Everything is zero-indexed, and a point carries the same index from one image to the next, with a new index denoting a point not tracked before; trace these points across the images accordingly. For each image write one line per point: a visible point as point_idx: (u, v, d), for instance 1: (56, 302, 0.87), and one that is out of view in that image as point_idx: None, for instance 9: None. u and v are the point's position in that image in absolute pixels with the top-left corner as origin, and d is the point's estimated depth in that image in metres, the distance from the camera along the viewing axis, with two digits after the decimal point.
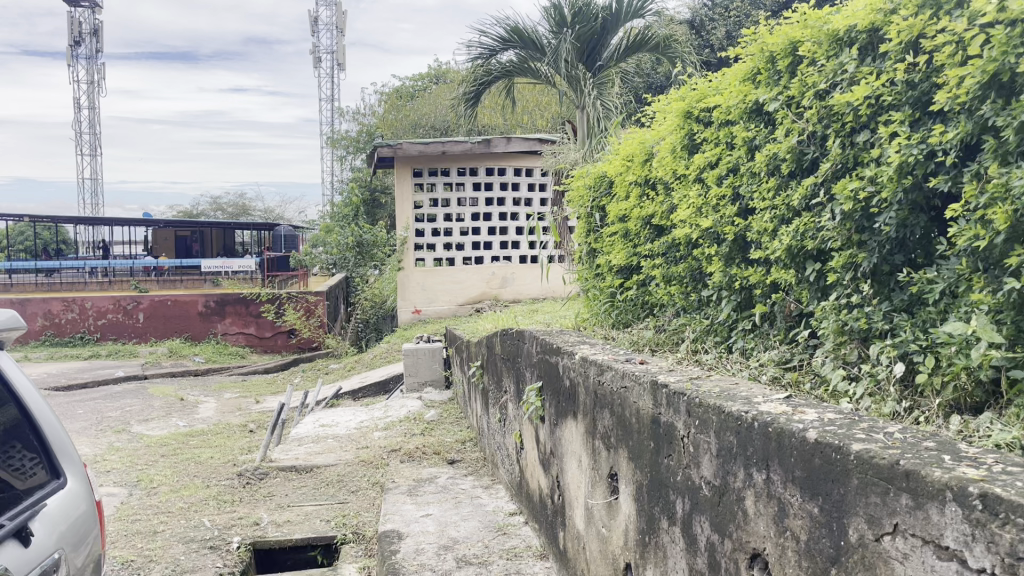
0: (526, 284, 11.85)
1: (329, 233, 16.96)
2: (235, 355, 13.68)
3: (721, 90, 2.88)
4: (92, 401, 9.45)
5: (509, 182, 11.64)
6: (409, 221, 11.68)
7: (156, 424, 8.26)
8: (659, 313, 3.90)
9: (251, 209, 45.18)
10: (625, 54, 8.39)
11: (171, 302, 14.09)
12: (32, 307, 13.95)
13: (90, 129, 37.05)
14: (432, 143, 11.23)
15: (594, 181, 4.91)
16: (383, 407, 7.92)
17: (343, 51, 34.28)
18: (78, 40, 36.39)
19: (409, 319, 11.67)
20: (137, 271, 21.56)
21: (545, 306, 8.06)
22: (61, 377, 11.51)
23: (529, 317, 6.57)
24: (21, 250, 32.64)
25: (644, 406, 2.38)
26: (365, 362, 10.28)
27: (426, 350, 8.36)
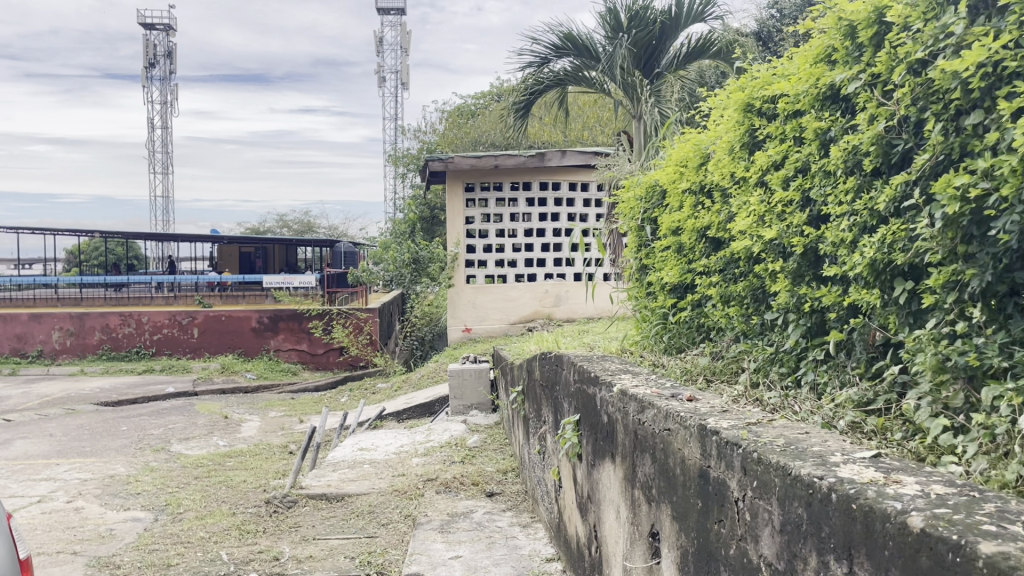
0: (580, 304, 11.50)
1: (385, 250, 16.83)
2: (287, 372, 13.54)
3: (788, 76, 2.43)
4: (138, 418, 9.34)
5: (564, 197, 11.30)
6: (460, 237, 11.37)
7: (197, 443, 8.06)
8: (717, 338, 3.45)
9: (316, 227, 45.83)
10: (685, 59, 7.95)
11: (225, 318, 14.06)
12: (91, 321, 14.08)
13: (163, 149, 38.13)
14: (485, 156, 10.94)
15: (644, 192, 4.48)
16: (426, 430, 7.57)
17: (407, 71, 34.52)
18: (154, 62, 37.57)
19: (459, 338, 11.33)
20: (199, 286, 21.80)
21: (597, 327, 7.62)
22: (113, 392, 11.50)
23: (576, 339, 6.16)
24: (95, 266, 33.56)
25: (690, 456, 1.93)
26: (412, 383, 9.96)
27: (473, 370, 8.02)
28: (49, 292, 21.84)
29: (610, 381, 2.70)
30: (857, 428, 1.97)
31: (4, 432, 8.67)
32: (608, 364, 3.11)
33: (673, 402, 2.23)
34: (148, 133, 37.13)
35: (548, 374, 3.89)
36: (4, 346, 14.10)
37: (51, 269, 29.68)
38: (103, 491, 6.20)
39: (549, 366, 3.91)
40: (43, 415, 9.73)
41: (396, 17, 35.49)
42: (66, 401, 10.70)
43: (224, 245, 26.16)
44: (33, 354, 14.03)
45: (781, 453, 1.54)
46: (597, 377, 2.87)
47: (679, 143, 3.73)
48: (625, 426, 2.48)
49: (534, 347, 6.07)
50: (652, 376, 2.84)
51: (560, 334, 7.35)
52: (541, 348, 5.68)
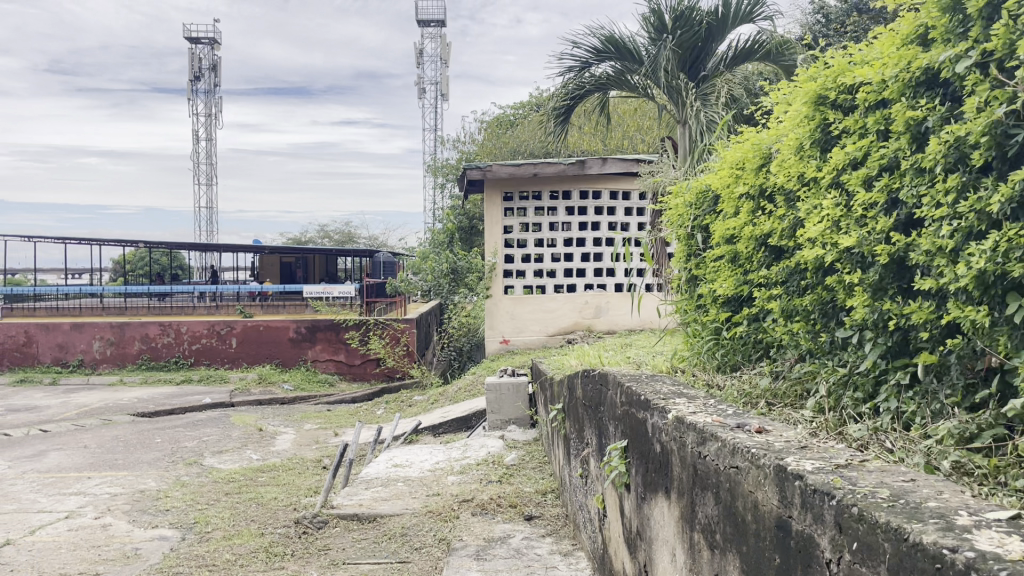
0: (622, 315, 11.14)
1: (423, 260, 16.68)
2: (323, 384, 13.41)
3: (870, 60, 2.14)
4: (173, 430, 9.24)
5: (605, 206, 11.02)
6: (498, 247, 11.13)
7: (230, 456, 7.91)
8: (779, 355, 3.15)
9: (357, 238, 46.08)
10: (733, 61, 7.61)
11: (263, 328, 14.00)
12: (131, 331, 14.13)
13: (208, 161, 38.68)
14: (524, 164, 10.71)
15: (693, 197, 4.20)
16: (462, 446, 7.32)
17: (447, 82, 34.56)
18: (199, 75, 38.19)
19: (497, 349, 11.09)
20: (239, 297, 21.87)
21: (640, 340, 7.31)
22: (150, 403, 11.46)
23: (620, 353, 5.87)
24: (140, 276, 34.03)
25: (765, 503, 1.65)
26: (449, 396, 9.72)
27: (511, 384, 7.75)
28: (93, 302, 22.09)
29: (663, 406, 2.42)
30: (961, 469, 1.68)
31: (40, 443, 8.62)
32: (659, 385, 2.82)
33: (740, 434, 1.95)
34: (194, 145, 37.68)
35: (591, 393, 3.61)
36: (46, 356, 14.20)
37: (97, 279, 30.14)
38: (133, 507, 6.06)
39: (592, 384, 3.63)
40: (80, 426, 9.68)
41: (436, 29, 35.55)
42: (103, 412, 10.67)
43: (265, 255, 26.29)
44: (74, 363, 14.10)
45: (895, 510, 1.27)
46: (648, 400, 2.59)
47: (735, 144, 3.45)
48: (682, 458, 2.20)
49: (575, 361, 5.78)
50: (709, 400, 2.55)
51: (602, 347, 7.05)
52: (582, 362, 5.40)
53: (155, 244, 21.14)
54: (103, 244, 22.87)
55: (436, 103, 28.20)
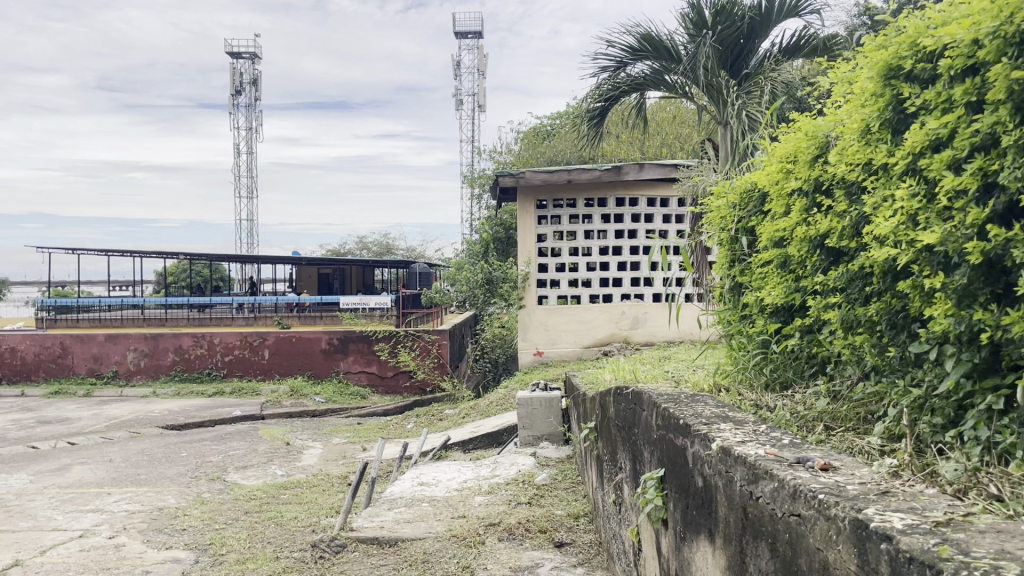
0: (660, 326, 10.70)
1: (458, 271, 16.44)
2: (355, 396, 13.17)
3: (956, 20, 1.81)
4: (199, 444, 9.05)
5: (642, 213, 10.67)
6: (532, 255, 10.80)
7: (254, 472, 7.67)
8: (839, 372, 2.78)
9: (394, 249, 46.15)
10: (778, 57, 7.22)
11: (296, 339, 13.84)
12: (164, 342, 14.06)
13: (248, 174, 39.04)
14: (558, 171, 10.40)
15: (736, 198, 3.85)
16: (491, 464, 6.98)
17: (483, 93, 34.48)
18: (239, 90, 38.63)
19: (530, 361, 10.75)
20: (275, 307, 21.84)
21: (680, 353, 6.91)
22: (180, 416, 11.31)
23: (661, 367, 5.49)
24: (181, 288, 34.34)
25: (843, 568, 1.30)
26: (480, 410, 9.40)
27: (543, 399, 7.42)
28: (132, 313, 22.21)
29: (705, 432, 2.06)
30: None
31: (65, 457, 8.47)
32: (699, 407, 2.46)
33: (803, 472, 1.59)
34: (234, 159, 38.05)
35: (624, 412, 3.25)
36: (81, 367, 14.19)
37: (138, 290, 30.45)
38: (149, 526, 5.83)
39: (626, 402, 3.26)
40: (108, 439, 9.55)
41: (473, 41, 35.53)
42: (133, 425, 10.54)
43: (302, 266, 26.30)
44: (108, 375, 14.07)
45: None
46: (687, 424, 2.24)
47: (786, 136, 3.11)
48: (730, 497, 1.84)
49: (611, 373, 5.40)
50: (761, 426, 2.19)
51: (640, 359, 6.66)
52: (617, 376, 5.02)
53: (193, 255, 21.20)
54: (143, 256, 23.03)
55: (472, 114, 28.08)
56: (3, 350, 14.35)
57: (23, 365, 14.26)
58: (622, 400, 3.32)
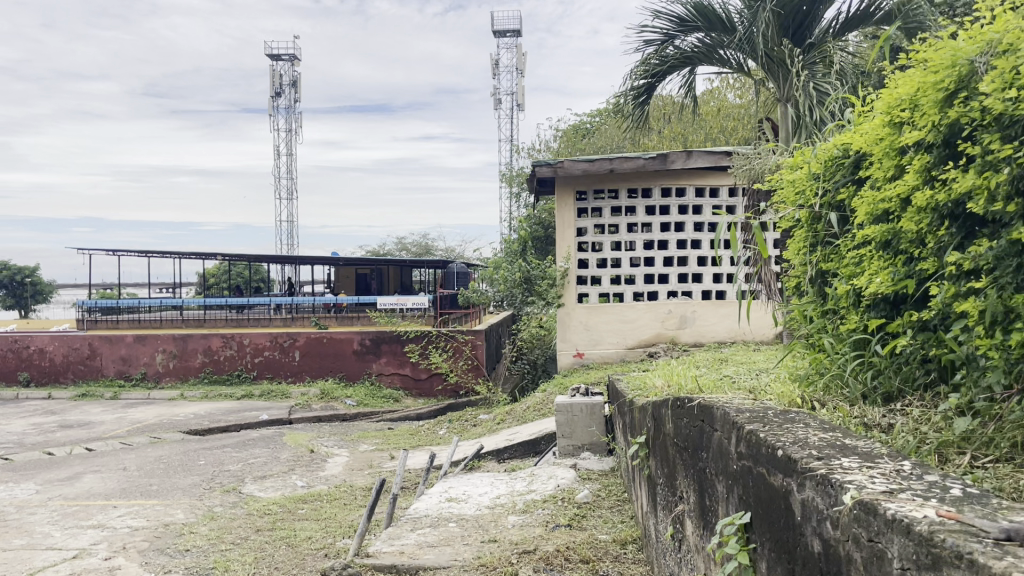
0: (710, 325, 9.98)
1: (496, 270, 15.85)
2: (388, 399, 12.63)
3: None
4: (220, 451, 8.57)
5: (689, 204, 9.99)
6: (571, 250, 10.12)
7: (273, 482, 7.13)
8: (979, 383, 2.12)
9: (433, 251, 45.77)
10: (846, 25, 6.41)
11: (326, 340, 13.36)
12: (193, 343, 13.69)
13: (289, 176, 39.01)
14: (599, 160, 9.72)
15: (819, 167, 3.18)
16: (526, 478, 6.33)
17: (522, 92, 33.96)
18: (280, 92, 38.61)
19: (570, 363, 10.06)
20: (312, 308, 21.47)
21: (739, 356, 6.20)
22: (206, 420, 10.88)
23: (722, 372, 4.82)
24: (223, 289, 34.28)
25: None
26: (516, 416, 8.79)
27: (584, 405, 6.80)
28: (171, 313, 22.01)
29: (825, 474, 1.41)
30: None
31: (79, 464, 8.04)
32: (800, 431, 1.80)
33: None
34: (275, 161, 38.01)
35: (687, 430, 2.59)
36: (109, 369, 13.89)
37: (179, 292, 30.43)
38: (151, 546, 5.31)
39: (689, 418, 2.61)
40: (128, 445, 9.13)
41: (512, 40, 35.01)
42: (155, 429, 10.13)
43: (340, 267, 25.94)
44: (137, 376, 13.76)
45: None
46: (791, 457, 1.58)
47: (897, 76, 2.45)
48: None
49: (662, 378, 4.76)
50: (901, 459, 1.54)
51: (694, 362, 5.97)
52: (673, 382, 4.36)
53: (230, 255, 20.91)
54: (182, 256, 22.85)
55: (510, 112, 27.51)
56: (33, 351, 14.12)
57: (52, 367, 14.03)
58: (683, 415, 2.65)
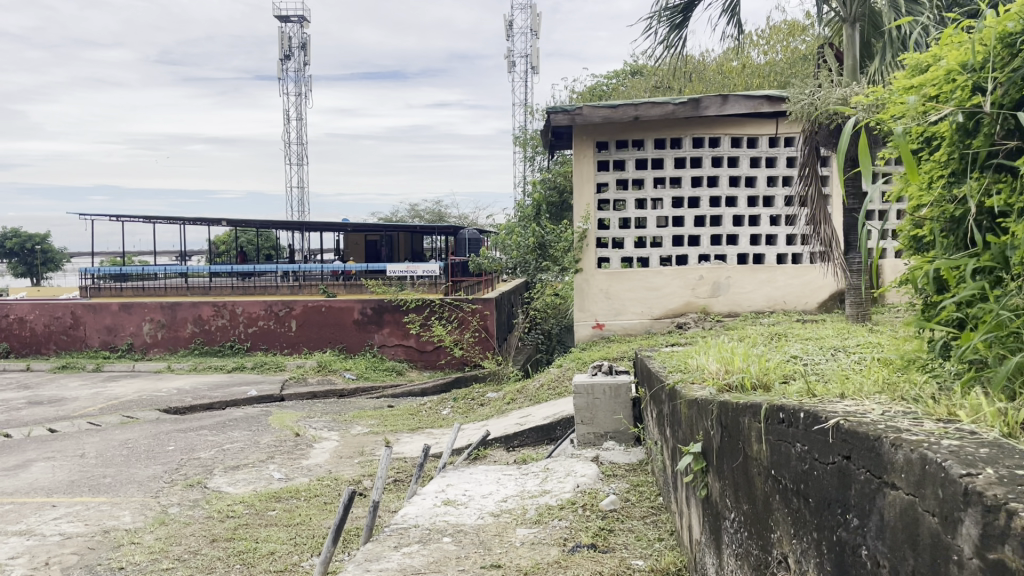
0: (745, 293, 8.90)
1: (509, 235, 14.76)
2: (391, 372, 11.67)
3: None
4: (195, 433, 7.61)
5: (725, 155, 8.89)
6: (589, 209, 8.98)
7: (245, 474, 6.14)
8: None
9: (447, 218, 44.68)
10: None
11: (325, 309, 12.36)
12: (182, 311, 12.74)
13: (299, 142, 37.91)
14: (623, 106, 8.58)
15: (988, 50, 2.11)
16: (539, 473, 5.30)
17: (537, 54, 32.64)
18: (289, 55, 37.32)
19: (589, 335, 8.99)
20: (321, 276, 20.45)
21: (801, 330, 5.11)
22: (189, 395, 9.95)
23: (791, 358, 3.74)
24: (234, 257, 33.32)
25: None
26: (528, 395, 7.78)
27: (607, 386, 5.77)
28: (175, 281, 21.10)
29: None
30: None
31: (33, 449, 7.11)
32: None
33: None
34: (285, 127, 36.88)
35: (808, 467, 1.58)
36: (94, 339, 13.00)
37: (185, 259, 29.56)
38: (79, 561, 4.35)
39: (809, 444, 1.59)
40: (96, 426, 8.19)
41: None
42: (131, 407, 9.19)
43: (351, 232, 24.89)
44: (123, 347, 12.85)
45: None
46: None
47: None
48: None
49: (715, 361, 3.68)
50: None
51: (745, 337, 4.90)
52: (732, 370, 3.31)
53: (232, 219, 19.91)
54: (185, 221, 21.89)
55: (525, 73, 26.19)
56: (13, 321, 13.28)
57: (34, 336, 13.19)
58: (797, 440, 1.63)
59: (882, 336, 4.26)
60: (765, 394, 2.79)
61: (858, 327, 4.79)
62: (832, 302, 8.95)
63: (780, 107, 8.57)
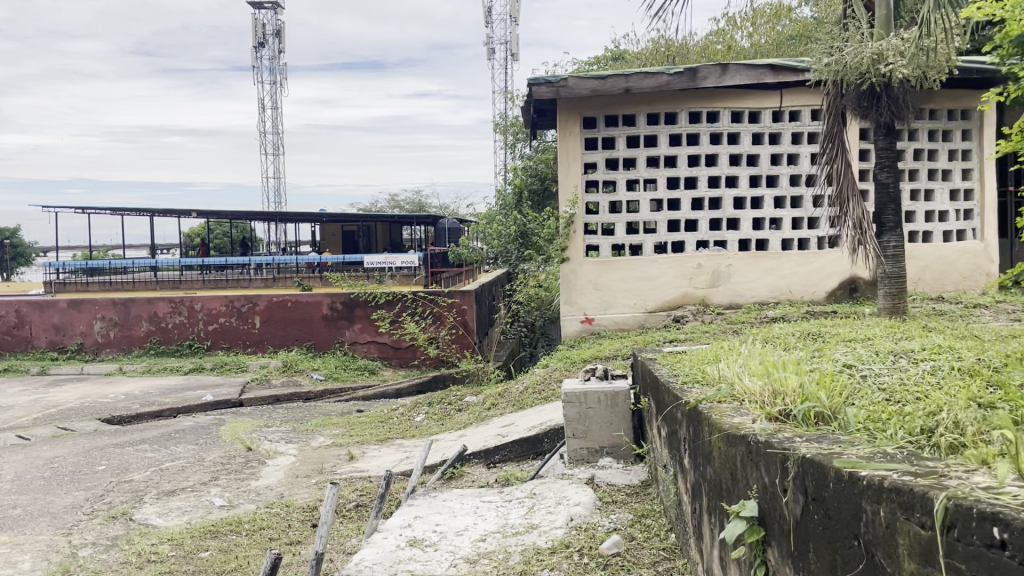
0: (748, 282, 8.10)
1: (489, 224, 13.87)
2: (362, 372, 10.79)
3: None
4: (133, 449, 6.69)
5: (724, 131, 8.08)
6: (576, 191, 8.07)
7: (180, 502, 5.25)
8: None
9: (427, 208, 43.67)
10: None
11: (291, 304, 11.43)
12: (136, 308, 11.75)
13: (274, 131, 36.78)
14: (613, 76, 7.71)
15: None
16: (524, 501, 4.45)
17: (516, 40, 31.65)
18: (262, 42, 35.98)
19: (576, 331, 8.13)
20: (296, 268, 19.46)
21: (835, 326, 4.29)
22: (136, 402, 9.02)
23: (851, 373, 2.89)
24: (210, 250, 32.21)
25: None
26: (511, 399, 6.93)
27: (602, 393, 4.95)
28: (142, 275, 20.06)
29: None
30: None
31: None
32: None
33: None
34: (259, 116, 35.72)
35: None
36: (42, 340, 12.03)
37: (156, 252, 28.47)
38: None
39: None
40: (23, 440, 7.26)
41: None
42: (69, 417, 8.26)
43: (328, 222, 23.84)
44: (72, 348, 11.89)
45: None
46: None
47: None
48: None
49: (752, 381, 2.84)
50: None
51: (770, 337, 4.05)
52: (780, 394, 2.47)
53: (201, 210, 18.91)
54: (152, 212, 20.86)
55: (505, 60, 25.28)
56: None
57: None
58: None
59: (945, 340, 3.44)
60: (846, 434, 1.97)
61: (908, 326, 3.98)
62: (842, 291, 8.17)
63: (786, 76, 7.80)
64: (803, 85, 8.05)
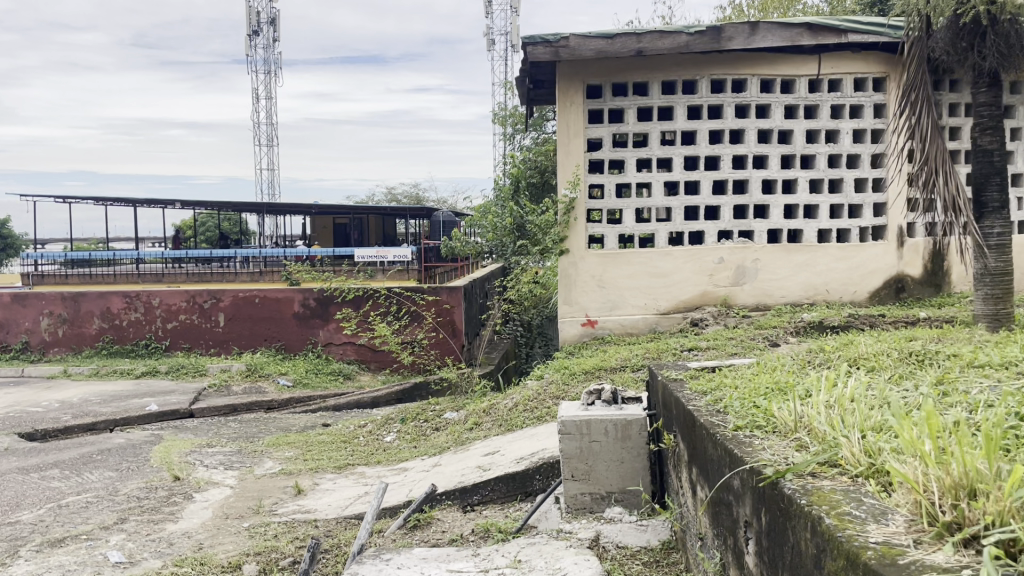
0: (778, 280, 6.93)
1: (482, 216, 12.67)
2: (335, 378, 9.62)
3: None
4: (37, 477, 5.50)
5: (751, 102, 6.90)
6: (578, 173, 6.88)
7: (64, 557, 4.08)
8: None
9: (426, 202, 42.34)
10: None
11: (259, 300, 10.26)
12: (86, 303, 10.54)
13: (269, 121, 35.51)
14: (622, 36, 6.53)
15: None
16: (505, 574, 3.26)
17: (515, 29, 30.35)
18: (257, 30, 34.56)
19: (576, 335, 6.95)
20: (282, 262, 18.21)
21: (933, 343, 3.11)
22: (70, 412, 7.84)
23: None
24: (200, 243, 30.96)
25: None
26: (497, 418, 5.75)
27: (610, 423, 3.77)
28: (120, 268, 18.83)
29: None
30: None
31: None
32: None
33: None
34: (252, 105, 34.39)
35: None
36: None
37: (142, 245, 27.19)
38: None
39: None
40: None
41: None
42: None
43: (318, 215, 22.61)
44: (16, 347, 10.72)
45: None
46: None
47: None
48: None
49: (885, 454, 1.67)
50: None
51: (852, 357, 2.87)
52: (976, 500, 1.32)
53: (180, 199, 17.67)
54: (133, 202, 19.64)
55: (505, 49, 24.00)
56: None
57: None
58: None
59: None
60: None
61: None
62: (885, 291, 7.00)
63: (826, 38, 6.61)
64: (845, 50, 6.87)
